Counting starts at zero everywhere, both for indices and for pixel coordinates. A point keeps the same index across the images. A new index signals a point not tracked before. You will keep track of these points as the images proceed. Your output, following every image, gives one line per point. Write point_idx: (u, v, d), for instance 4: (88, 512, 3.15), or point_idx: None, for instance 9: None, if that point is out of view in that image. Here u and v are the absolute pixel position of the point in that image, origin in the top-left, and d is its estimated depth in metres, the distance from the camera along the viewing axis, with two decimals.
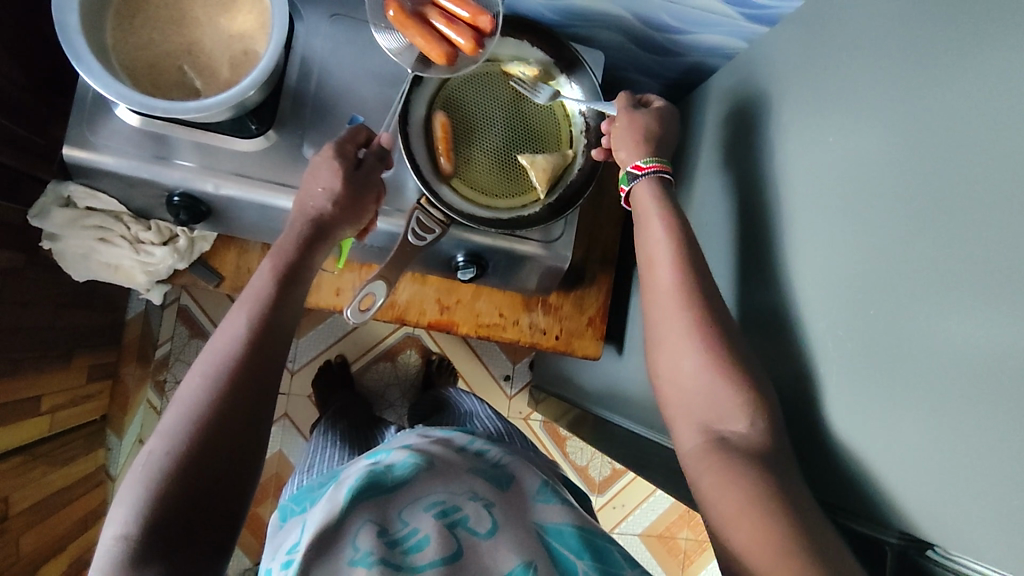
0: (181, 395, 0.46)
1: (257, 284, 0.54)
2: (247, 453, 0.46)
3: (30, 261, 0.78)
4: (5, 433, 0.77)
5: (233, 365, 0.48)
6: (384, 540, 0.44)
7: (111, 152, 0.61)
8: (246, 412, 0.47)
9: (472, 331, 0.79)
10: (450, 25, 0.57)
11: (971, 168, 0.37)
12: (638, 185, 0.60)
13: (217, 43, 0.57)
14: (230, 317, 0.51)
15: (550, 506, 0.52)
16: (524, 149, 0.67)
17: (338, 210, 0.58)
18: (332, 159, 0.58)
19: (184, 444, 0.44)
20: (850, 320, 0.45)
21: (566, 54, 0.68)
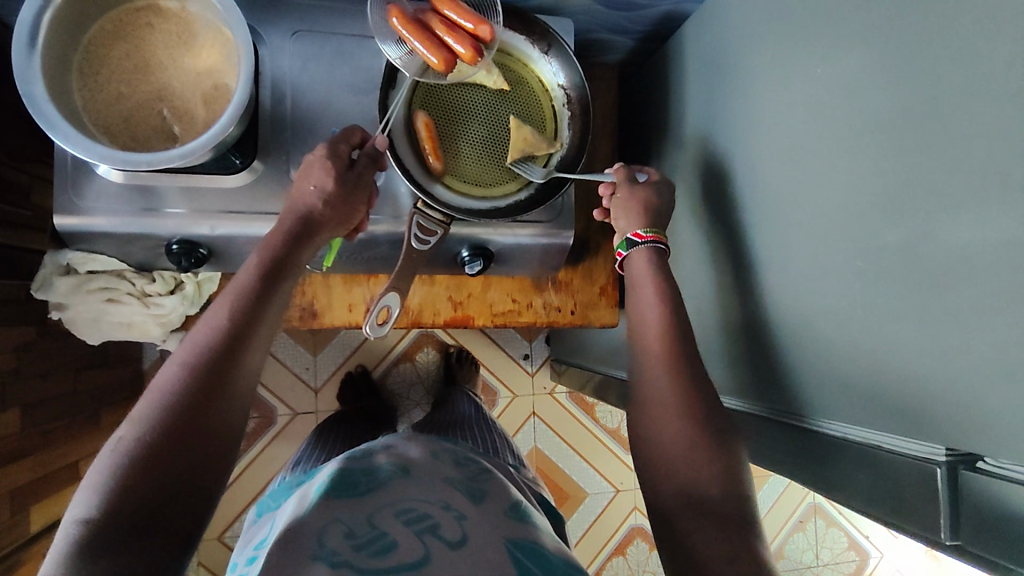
0: (159, 380, 0.46)
1: (239, 278, 0.53)
2: (218, 450, 0.46)
3: (43, 332, 0.78)
4: (50, 503, 0.79)
5: (208, 356, 0.47)
6: (352, 542, 0.46)
7: (101, 212, 0.60)
8: (219, 407, 0.46)
9: (488, 322, 0.79)
10: (451, 31, 0.57)
11: (967, 80, 0.37)
12: (637, 252, 0.64)
13: (186, 84, 0.56)
14: (211, 309, 0.51)
15: (522, 521, 0.52)
16: (510, 131, 0.67)
17: (329, 209, 0.57)
18: (326, 158, 0.58)
19: (155, 434, 0.43)
20: (864, 250, 0.45)
21: (536, 28, 0.65)
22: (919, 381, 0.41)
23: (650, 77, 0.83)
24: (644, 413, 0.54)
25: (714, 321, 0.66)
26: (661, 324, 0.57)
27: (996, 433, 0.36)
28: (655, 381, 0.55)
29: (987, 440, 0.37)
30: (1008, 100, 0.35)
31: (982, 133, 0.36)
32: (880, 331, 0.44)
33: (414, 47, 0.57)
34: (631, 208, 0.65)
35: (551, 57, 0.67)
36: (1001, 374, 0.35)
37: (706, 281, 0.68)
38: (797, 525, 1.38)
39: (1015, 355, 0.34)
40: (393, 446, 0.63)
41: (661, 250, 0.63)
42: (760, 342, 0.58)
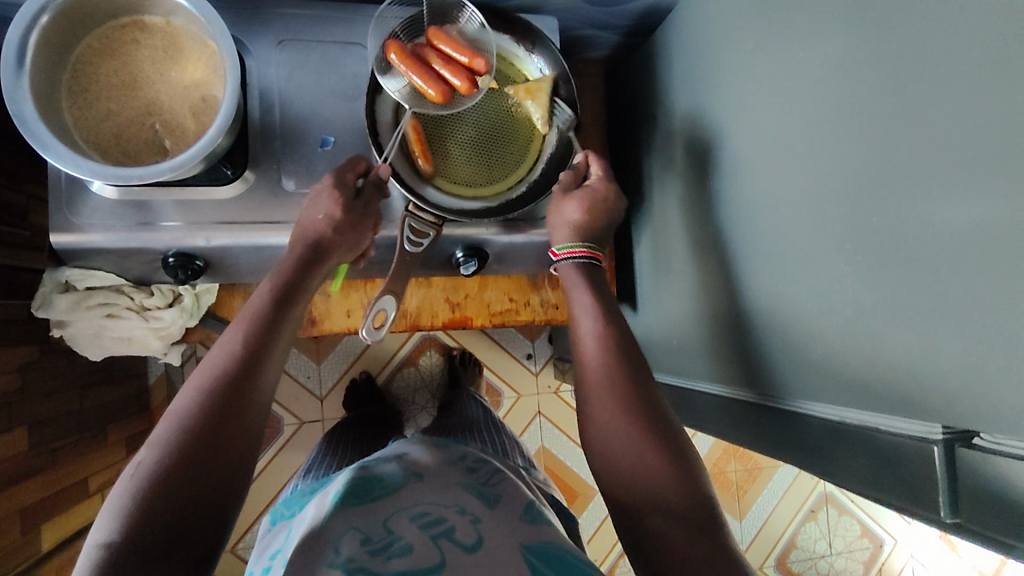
0: (175, 407, 0.46)
1: (252, 303, 0.54)
2: (236, 470, 0.46)
3: (47, 350, 0.79)
4: (60, 520, 0.79)
5: (224, 381, 0.48)
6: (368, 547, 0.47)
7: (96, 229, 0.61)
8: (237, 427, 0.47)
9: (486, 322, 0.80)
10: (448, 65, 0.59)
11: (947, 56, 0.37)
12: (562, 268, 0.63)
13: (174, 98, 0.56)
14: (228, 334, 0.52)
15: (539, 523, 0.51)
16: (500, 130, 0.67)
17: (339, 235, 0.59)
18: (332, 188, 0.59)
19: (174, 455, 0.43)
20: (853, 231, 0.45)
21: (520, 28, 0.66)
22: (911, 360, 0.40)
23: (637, 71, 0.83)
24: (598, 423, 0.52)
25: (710, 310, 0.66)
26: (595, 340, 0.57)
27: (992, 408, 0.36)
28: (599, 388, 0.54)
29: (983, 416, 0.36)
30: (984, 73, 0.35)
31: (961, 108, 0.36)
32: (873, 312, 0.43)
33: (413, 80, 0.60)
34: (559, 223, 0.64)
35: (535, 54, 0.67)
36: (994, 347, 0.35)
37: (701, 270, 0.68)
38: (809, 514, 1.37)
39: (1008, 328, 0.34)
40: (404, 451, 0.64)
41: (590, 265, 0.63)
42: (756, 328, 0.58)
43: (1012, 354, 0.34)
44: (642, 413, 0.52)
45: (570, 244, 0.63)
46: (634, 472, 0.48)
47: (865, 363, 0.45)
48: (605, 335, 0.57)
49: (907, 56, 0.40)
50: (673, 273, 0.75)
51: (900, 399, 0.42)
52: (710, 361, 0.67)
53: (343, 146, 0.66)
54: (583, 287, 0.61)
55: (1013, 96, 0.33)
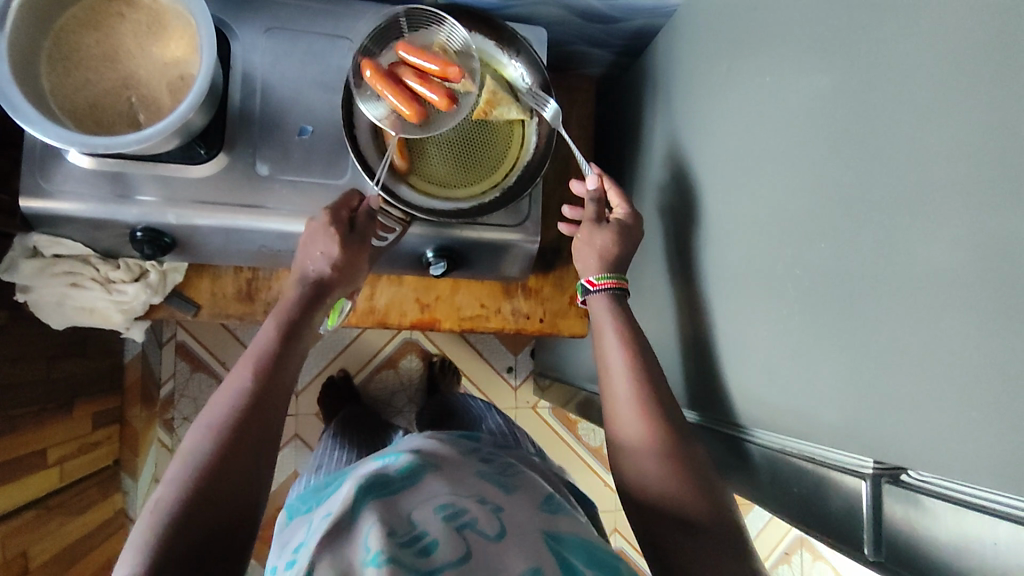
0: (187, 448, 0.48)
1: (258, 342, 0.56)
2: (250, 501, 0.47)
3: (14, 316, 0.79)
4: (14, 488, 0.78)
5: (233, 422, 0.49)
6: (395, 540, 0.44)
7: (68, 197, 0.61)
8: (246, 463, 0.48)
9: (455, 326, 0.79)
10: (423, 81, 0.60)
11: (917, 83, 0.37)
12: (593, 299, 0.66)
13: (152, 73, 0.57)
14: (232, 375, 0.53)
15: (556, 516, 0.51)
16: (479, 134, 0.67)
17: (340, 274, 0.61)
18: (328, 223, 0.60)
19: (185, 494, 0.44)
20: (821, 256, 0.44)
21: (505, 34, 0.66)
22: (870, 390, 0.40)
23: (628, 89, 0.84)
24: (631, 456, 0.56)
25: (686, 329, 0.66)
26: (622, 373, 0.60)
27: (943, 442, 0.35)
28: (637, 437, 0.56)
29: (935, 449, 0.35)
30: (951, 95, 0.35)
31: (930, 129, 0.36)
32: (835, 340, 0.43)
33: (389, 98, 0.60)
34: (591, 253, 0.67)
35: (517, 60, 0.67)
36: (948, 377, 0.34)
37: (678, 289, 0.67)
38: (782, 557, 1.34)
39: (962, 358, 0.33)
40: (418, 445, 0.62)
41: (618, 295, 0.66)
42: (726, 351, 0.57)
43: (966, 387, 0.33)
44: (676, 441, 0.55)
45: (605, 273, 0.66)
46: (662, 500, 0.52)
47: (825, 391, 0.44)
48: (637, 370, 0.60)
49: (880, 80, 0.40)
50: (651, 292, 0.74)
51: (854, 429, 0.41)
52: (683, 382, 0.66)
53: (322, 134, 0.66)
54: (612, 318, 0.64)
55: (978, 117, 0.33)
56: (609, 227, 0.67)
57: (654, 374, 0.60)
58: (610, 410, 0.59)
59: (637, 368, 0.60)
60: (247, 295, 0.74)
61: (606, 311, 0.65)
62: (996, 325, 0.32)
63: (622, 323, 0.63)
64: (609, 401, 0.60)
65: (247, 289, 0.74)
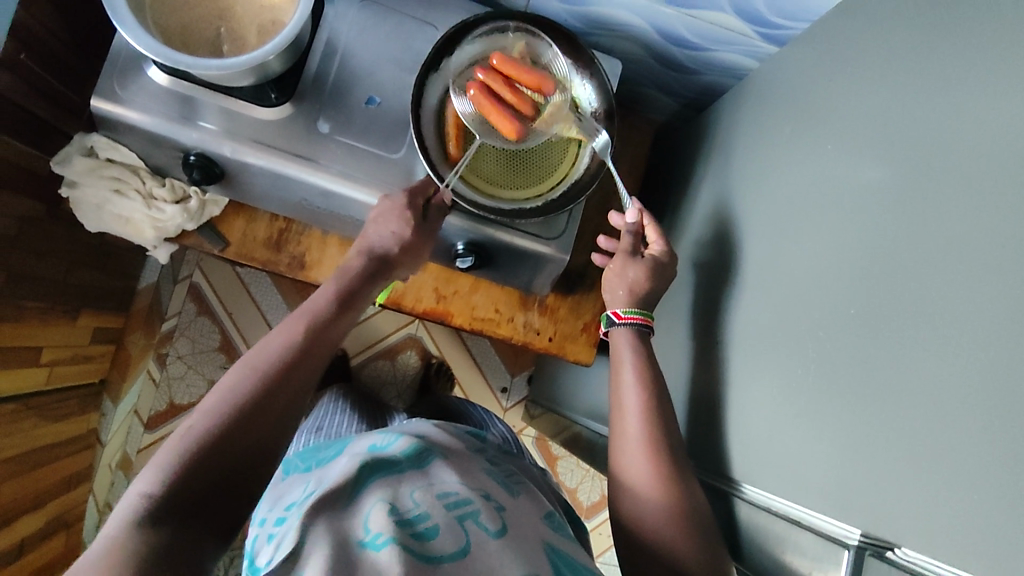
0: (228, 383, 0.49)
1: (316, 300, 0.58)
2: (277, 445, 0.49)
3: (51, 213, 0.81)
4: (5, 376, 0.79)
5: (277, 367, 0.51)
6: (397, 519, 0.46)
7: (136, 107, 0.63)
8: (281, 410, 0.50)
9: (465, 323, 0.79)
10: (514, 91, 0.63)
11: (971, 173, 0.38)
12: (616, 332, 0.66)
13: (247, 11, 0.59)
14: (286, 323, 0.55)
15: (559, 536, 0.54)
16: (535, 144, 0.69)
17: (402, 255, 0.64)
18: (404, 207, 0.63)
19: (221, 424, 0.46)
20: (852, 325, 0.44)
21: (584, 56, 0.68)
22: (875, 463, 0.39)
23: (685, 140, 0.86)
24: (631, 496, 0.56)
25: (696, 378, 0.65)
26: (634, 413, 0.59)
27: (942, 527, 0.34)
28: (641, 475, 0.56)
29: (929, 533, 0.35)
30: (1007, 185, 0.35)
31: (977, 216, 0.36)
32: (848, 409, 0.43)
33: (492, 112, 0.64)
34: (622, 286, 0.67)
35: (588, 81, 0.69)
36: (957, 460, 0.34)
37: (699, 336, 0.67)
38: None
39: (974, 442, 0.33)
40: (428, 433, 0.64)
41: (644, 332, 0.66)
42: (735, 406, 0.57)
43: (974, 473, 0.33)
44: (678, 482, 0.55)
45: (633, 309, 0.67)
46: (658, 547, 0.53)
47: (831, 459, 0.43)
48: (646, 411, 0.59)
49: (936, 163, 0.41)
50: (671, 337, 0.74)
51: (856, 502, 0.41)
52: (684, 429, 0.66)
53: (387, 107, 0.68)
54: (633, 350, 0.64)
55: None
56: (643, 263, 0.68)
57: (663, 414, 0.60)
58: (617, 448, 0.59)
59: (650, 410, 0.59)
60: (276, 244, 0.76)
61: (627, 345, 0.65)
62: (1014, 415, 0.31)
63: (644, 360, 0.63)
64: (616, 435, 0.60)
65: (277, 238, 0.76)
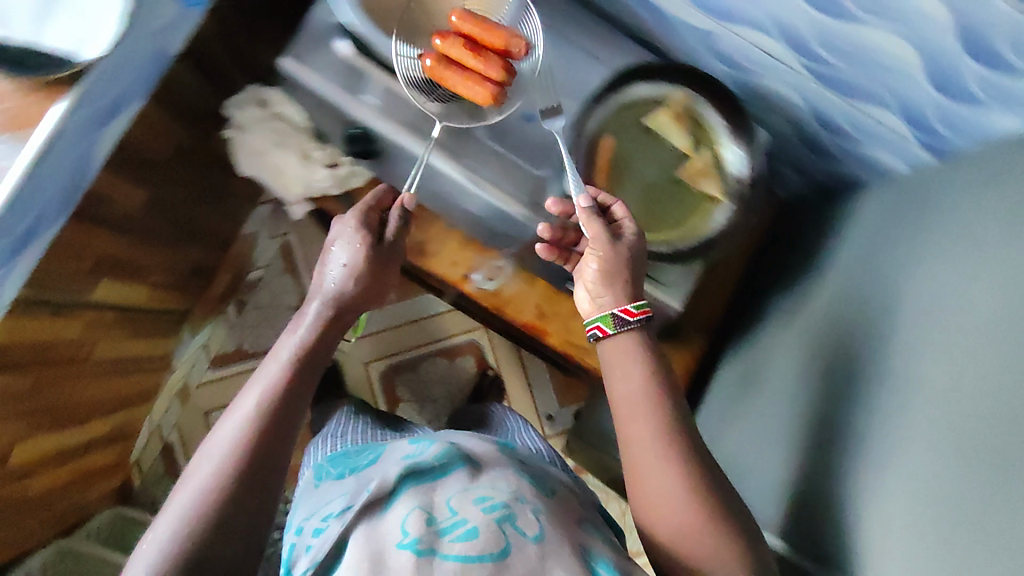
0: (212, 450, 0.54)
1: (273, 357, 0.62)
2: (276, 482, 0.54)
3: (200, 147, 0.85)
4: (121, 286, 0.84)
5: (254, 424, 0.56)
6: (434, 527, 0.48)
7: (315, 70, 0.67)
8: (271, 458, 0.55)
9: (559, 345, 0.80)
10: (478, 55, 0.62)
11: None
12: (621, 337, 0.64)
13: (445, 9, 0.63)
14: (241, 395, 0.59)
15: (596, 538, 0.54)
16: (674, 193, 0.69)
17: (363, 290, 0.67)
18: (363, 230, 0.67)
19: (217, 482, 0.52)
20: (995, 463, 0.43)
21: (741, 120, 0.69)
22: None
23: (814, 221, 0.85)
24: (677, 537, 0.57)
25: (801, 469, 0.64)
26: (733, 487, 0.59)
27: None
28: (686, 517, 0.57)
29: None
30: None
31: None
32: (979, 549, 0.42)
33: (459, 81, 0.63)
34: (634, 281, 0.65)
35: (739, 144, 0.68)
36: None
37: (805, 425, 0.66)
38: None
39: None
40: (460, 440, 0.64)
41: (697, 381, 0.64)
42: (848, 511, 0.56)
43: None
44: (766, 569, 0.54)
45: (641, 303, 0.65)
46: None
47: None
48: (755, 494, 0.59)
49: None
50: (769, 416, 0.74)
51: None
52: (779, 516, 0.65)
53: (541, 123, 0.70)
54: (639, 363, 0.63)
55: None
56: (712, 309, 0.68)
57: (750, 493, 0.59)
58: (650, 490, 0.59)
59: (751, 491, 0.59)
60: None
61: (640, 370, 0.63)
62: None
63: (650, 384, 0.62)
64: (639, 466, 0.60)
65: None
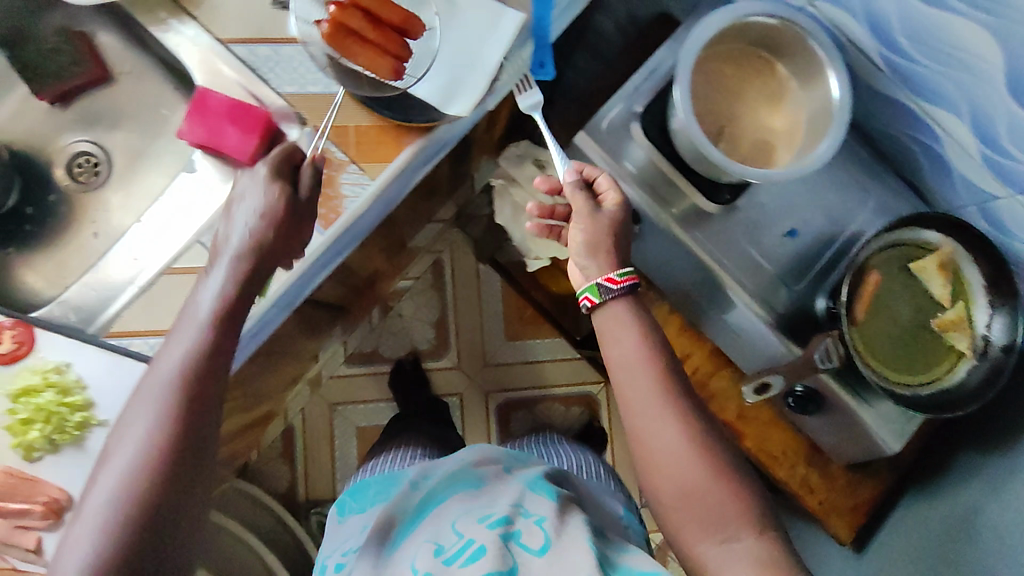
0: (147, 392, 0.48)
1: (198, 307, 0.51)
2: (194, 460, 0.47)
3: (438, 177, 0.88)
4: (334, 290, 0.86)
5: (187, 392, 0.47)
6: (442, 556, 0.55)
7: (605, 149, 0.72)
8: (193, 416, 0.47)
9: (752, 448, 0.80)
10: (376, 29, 0.52)
11: None
12: (615, 301, 0.58)
13: (752, 125, 0.66)
14: (171, 346, 0.50)
15: (625, 555, 0.56)
16: (921, 337, 0.71)
17: (279, 233, 0.53)
18: (277, 158, 0.54)
19: (135, 464, 0.45)
20: None
21: (1003, 290, 0.67)
22: None
23: None
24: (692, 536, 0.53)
25: None
26: None
27: None
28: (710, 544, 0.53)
29: None
30: None
31: None
32: None
33: (353, 57, 0.52)
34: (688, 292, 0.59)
35: (997, 310, 0.68)
36: None
37: None
38: None
39: None
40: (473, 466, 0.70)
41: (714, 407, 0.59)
42: None
43: None
44: None
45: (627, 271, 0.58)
46: None
47: None
48: None
49: None
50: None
51: None
52: None
53: (801, 243, 0.73)
54: (631, 326, 0.58)
55: None
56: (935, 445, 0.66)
57: None
58: (666, 483, 0.55)
59: None
60: None
61: (636, 335, 0.57)
62: None
63: (653, 344, 0.57)
64: (661, 469, 0.55)
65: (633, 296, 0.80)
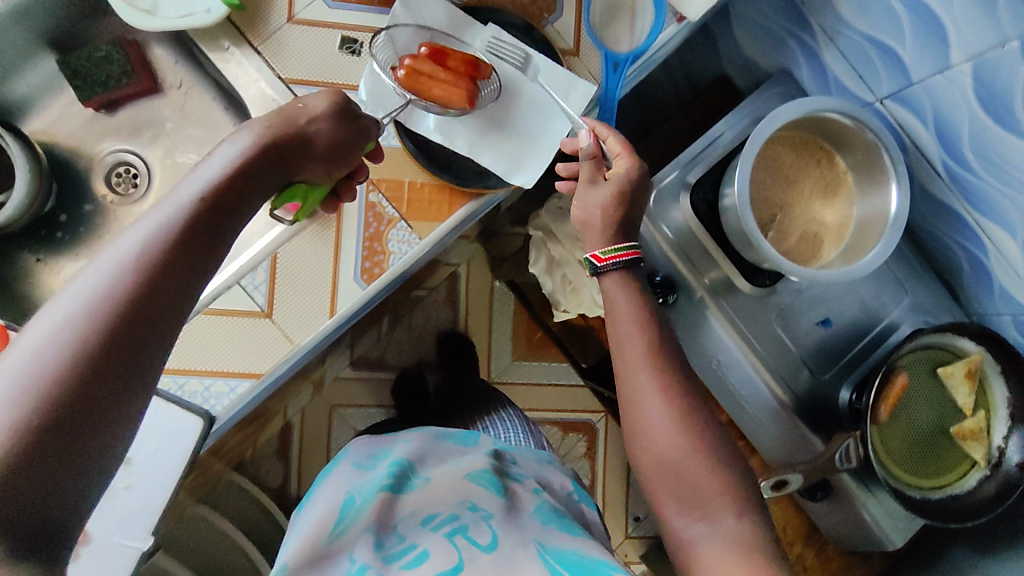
0: (104, 256, 0.35)
1: (186, 187, 0.40)
2: (145, 354, 0.34)
3: None
4: None
5: (146, 264, 0.35)
6: (382, 553, 0.48)
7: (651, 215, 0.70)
8: (161, 302, 0.35)
9: None
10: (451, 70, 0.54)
11: None
12: (606, 276, 0.54)
13: (803, 217, 0.66)
14: (142, 215, 0.37)
15: (567, 534, 0.50)
16: (934, 442, 0.71)
17: (322, 145, 0.48)
18: (337, 92, 0.50)
19: (60, 353, 0.31)
20: None
21: None
22: None
23: None
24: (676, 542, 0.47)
25: None
26: None
27: None
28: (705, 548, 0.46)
29: None
30: None
31: None
32: None
33: (430, 94, 0.54)
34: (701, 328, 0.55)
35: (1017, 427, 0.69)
36: None
37: None
38: None
39: None
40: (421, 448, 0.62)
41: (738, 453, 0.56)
42: None
43: None
44: None
45: (617, 246, 0.54)
46: None
47: None
48: None
49: None
50: None
51: None
52: None
53: (834, 333, 0.72)
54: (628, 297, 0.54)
55: None
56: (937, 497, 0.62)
57: None
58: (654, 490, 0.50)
59: None
60: None
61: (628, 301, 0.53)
62: None
63: (639, 306, 0.53)
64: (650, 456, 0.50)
65: None
